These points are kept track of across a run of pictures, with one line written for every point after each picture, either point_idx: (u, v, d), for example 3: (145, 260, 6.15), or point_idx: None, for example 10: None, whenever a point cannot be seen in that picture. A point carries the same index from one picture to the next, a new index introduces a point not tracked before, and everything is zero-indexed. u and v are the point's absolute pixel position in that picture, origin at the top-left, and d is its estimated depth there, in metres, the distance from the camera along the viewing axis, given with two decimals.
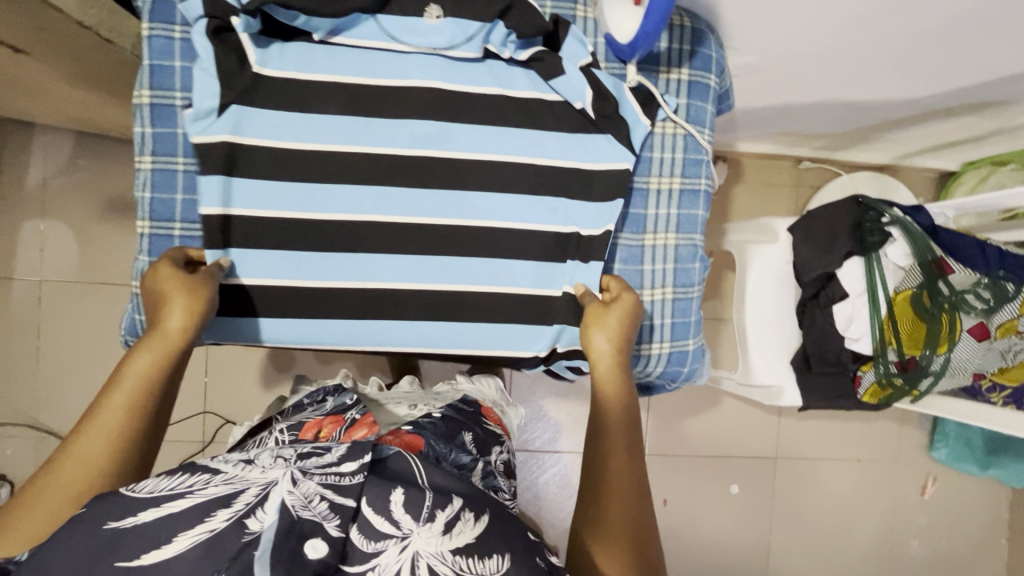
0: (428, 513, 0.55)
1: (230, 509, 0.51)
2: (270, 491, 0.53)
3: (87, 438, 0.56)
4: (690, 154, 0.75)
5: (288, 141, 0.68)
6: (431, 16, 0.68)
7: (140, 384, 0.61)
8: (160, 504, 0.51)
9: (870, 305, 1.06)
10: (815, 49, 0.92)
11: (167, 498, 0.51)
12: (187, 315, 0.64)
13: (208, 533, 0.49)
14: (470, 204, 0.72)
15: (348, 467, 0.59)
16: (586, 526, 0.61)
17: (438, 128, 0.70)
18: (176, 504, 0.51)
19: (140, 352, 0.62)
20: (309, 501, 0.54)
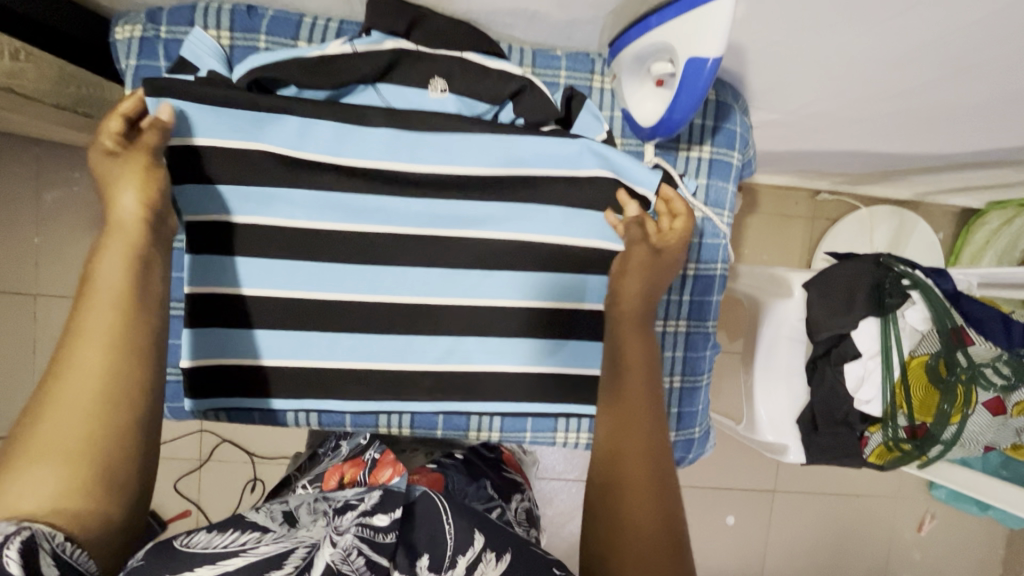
0: (453, 560, 0.55)
1: (281, 574, 0.48)
2: (313, 557, 0.51)
3: (75, 385, 0.48)
4: (706, 239, 0.71)
5: (275, 217, 0.64)
6: (435, 89, 0.64)
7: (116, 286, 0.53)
8: (214, 562, 0.48)
9: (882, 368, 1.02)
10: (845, 108, 0.87)
11: (221, 557, 0.49)
12: (144, 194, 0.56)
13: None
14: (472, 284, 0.68)
15: (381, 520, 0.55)
16: (606, 482, 0.53)
17: (445, 208, 0.66)
18: (230, 563, 0.49)
19: (110, 243, 0.54)
20: (348, 557, 0.52)
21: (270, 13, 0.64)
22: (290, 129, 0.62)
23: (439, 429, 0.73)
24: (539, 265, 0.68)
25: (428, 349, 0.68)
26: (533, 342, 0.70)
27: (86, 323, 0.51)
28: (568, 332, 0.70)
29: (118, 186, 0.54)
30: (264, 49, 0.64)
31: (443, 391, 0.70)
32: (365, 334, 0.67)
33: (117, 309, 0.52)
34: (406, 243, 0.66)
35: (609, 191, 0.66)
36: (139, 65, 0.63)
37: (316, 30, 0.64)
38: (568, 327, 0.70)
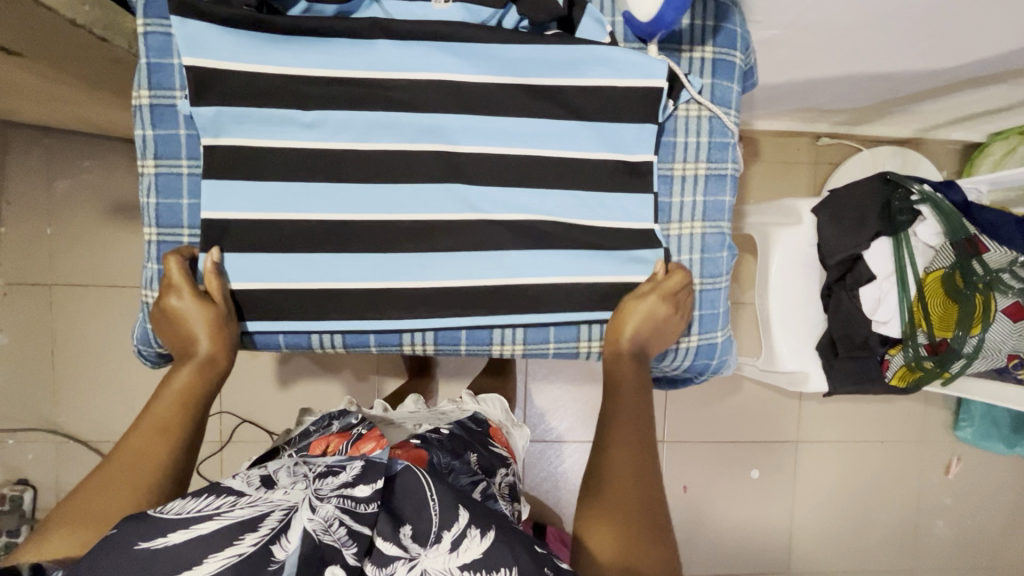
0: (436, 535, 0.53)
1: (256, 534, 0.49)
2: (291, 518, 0.50)
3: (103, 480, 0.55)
4: (715, 137, 0.71)
5: (288, 139, 0.65)
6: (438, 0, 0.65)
7: (183, 393, 0.62)
8: (188, 526, 0.49)
9: (898, 288, 1.04)
10: (842, 20, 0.87)
11: (196, 520, 0.50)
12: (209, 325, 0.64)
13: (238, 557, 0.47)
14: (486, 196, 0.69)
15: (363, 491, 0.54)
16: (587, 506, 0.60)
17: (454, 121, 0.67)
18: (205, 526, 0.49)
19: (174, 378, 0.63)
20: (329, 526, 0.51)
21: None
22: (296, 45, 0.63)
23: (462, 346, 0.73)
24: (553, 173, 0.69)
25: (448, 265, 0.69)
26: (549, 251, 0.70)
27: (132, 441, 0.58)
28: (597, 245, 0.70)
29: (194, 325, 0.63)
30: None
31: (466, 307, 0.70)
32: (385, 251, 0.68)
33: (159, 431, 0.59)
34: (420, 158, 0.67)
35: (614, 93, 0.67)
36: None
37: None
38: (590, 234, 0.70)
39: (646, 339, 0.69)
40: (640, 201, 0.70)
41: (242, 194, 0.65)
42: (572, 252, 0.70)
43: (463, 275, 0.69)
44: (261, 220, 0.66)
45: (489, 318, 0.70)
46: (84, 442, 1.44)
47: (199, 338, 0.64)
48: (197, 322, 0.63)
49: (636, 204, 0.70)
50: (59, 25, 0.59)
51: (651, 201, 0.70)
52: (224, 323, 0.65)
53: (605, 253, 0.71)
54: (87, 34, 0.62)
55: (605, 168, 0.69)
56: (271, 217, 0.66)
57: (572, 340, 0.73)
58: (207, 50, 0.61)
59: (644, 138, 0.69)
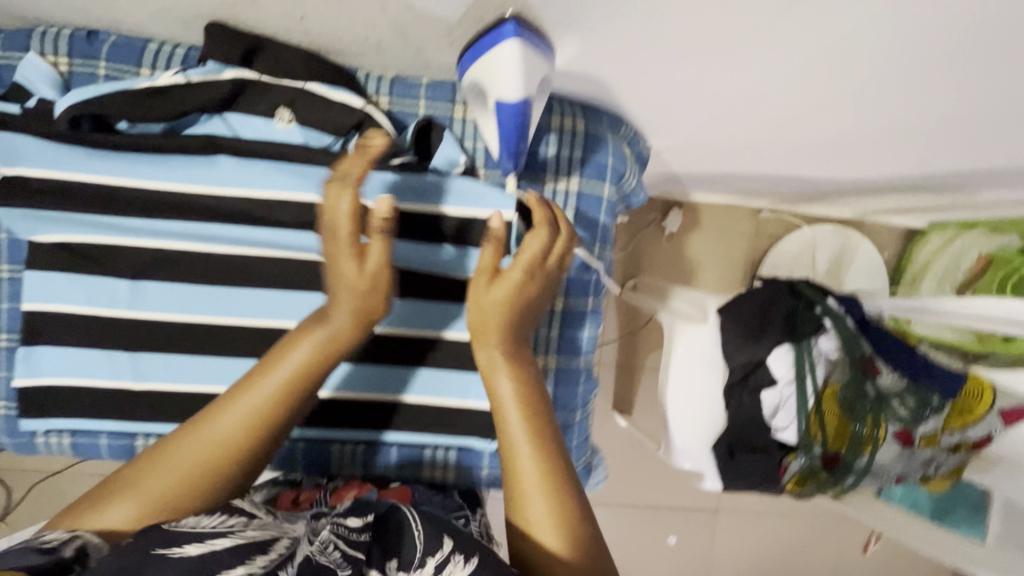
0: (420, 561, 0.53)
1: (267, 557, 0.47)
2: (293, 547, 0.51)
3: (190, 447, 0.55)
4: (574, 272, 0.73)
5: (111, 238, 0.61)
6: (282, 119, 0.62)
7: (299, 372, 0.59)
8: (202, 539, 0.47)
9: (797, 395, 1.01)
10: (743, 136, 0.85)
11: (211, 535, 0.48)
12: (354, 310, 0.60)
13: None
14: (324, 306, 0.66)
15: (354, 523, 0.58)
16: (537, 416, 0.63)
17: (296, 237, 0.64)
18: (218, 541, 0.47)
19: (301, 342, 0.60)
20: (324, 549, 0.52)
21: (113, 39, 0.62)
22: (126, 159, 0.60)
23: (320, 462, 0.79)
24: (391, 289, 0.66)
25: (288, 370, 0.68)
26: (404, 363, 0.76)
27: (256, 395, 0.57)
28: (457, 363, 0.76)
29: (342, 299, 0.60)
30: (104, 75, 0.62)
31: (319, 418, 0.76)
32: (218, 354, 0.64)
33: (284, 390, 0.58)
34: (257, 271, 0.64)
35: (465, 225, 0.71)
36: None
37: (159, 58, 0.62)
38: (445, 345, 0.75)
39: (514, 324, 0.64)
40: None
41: (51, 289, 0.62)
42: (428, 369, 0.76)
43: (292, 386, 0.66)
44: (72, 313, 0.62)
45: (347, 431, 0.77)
46: None
47: (337, 316, 0.60)
48: (343, 296, 0.60)
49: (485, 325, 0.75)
50: None
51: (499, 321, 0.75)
52: (364, 308, 0.60)
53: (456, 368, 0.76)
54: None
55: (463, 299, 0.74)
56: (85, 311, 0.62)
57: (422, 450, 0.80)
58: (26, 159, 0.59)
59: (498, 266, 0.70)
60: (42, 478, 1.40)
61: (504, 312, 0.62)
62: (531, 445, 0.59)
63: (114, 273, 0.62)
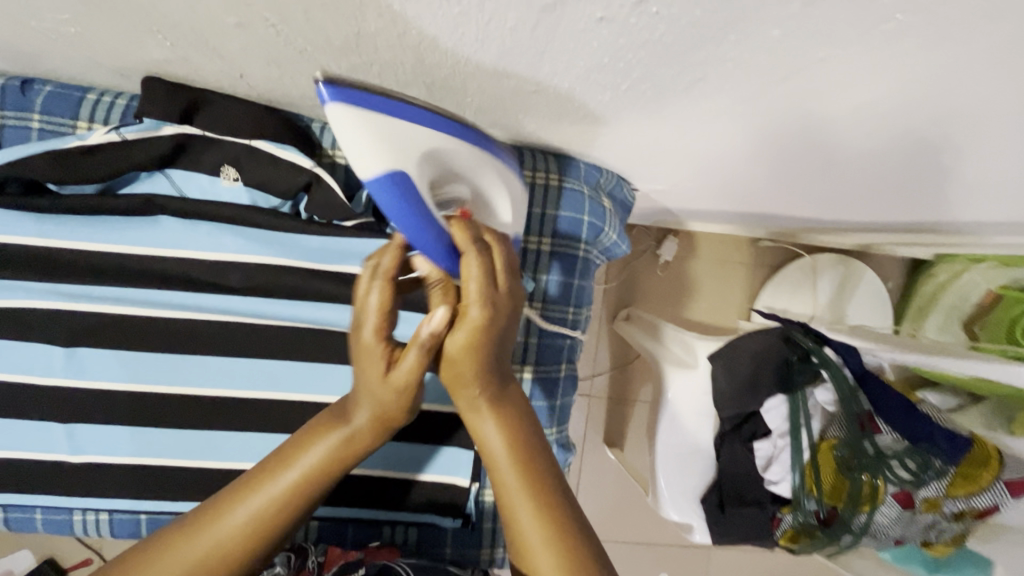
0: None
1: None
2: None
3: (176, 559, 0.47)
4: (544, 339, 0.69)
5: (41, 302, 0.58)
6: (227, 177, 0.58)
7: (305, 477, 0.50)
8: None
9: (792, 447, 0.97)
10: (736, 183, 0.80)
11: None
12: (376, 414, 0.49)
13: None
14: (276, 374, 0.61)
15: None
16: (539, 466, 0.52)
17: (247, 302, 0.60)
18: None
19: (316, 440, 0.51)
20: None
21: (48, 88, 0.58)
22: (65, 222, 0.57)
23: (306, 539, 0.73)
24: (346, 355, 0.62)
25: (234, 446, 0.61)
26: (403, 440, 0.75)
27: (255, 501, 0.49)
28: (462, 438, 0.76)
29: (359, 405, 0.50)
30: (38, 129, 0.59)
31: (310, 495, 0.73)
32: (156, 425, 0.60)
33: (287, 500, 0.50)
34: (202, 339, 0.60)
35: None
36: None
37: (98, 108, 0.59)
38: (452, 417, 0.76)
39: (492, 358, 0.50)
40: None
41: None
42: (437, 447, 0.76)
43: (246, 459, 0.62)
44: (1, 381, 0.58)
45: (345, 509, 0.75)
46: None
47: (355, 417, 0.50)
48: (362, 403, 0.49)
49: None
50: None
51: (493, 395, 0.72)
52: (388, 419, 0.50)
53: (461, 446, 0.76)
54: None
55: None
56: (13, 379, 0.58)
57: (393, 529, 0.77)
58: None
59: None
60: None
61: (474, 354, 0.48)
62: (539, 510, 0.49)
63: (46, 340, 0.58)
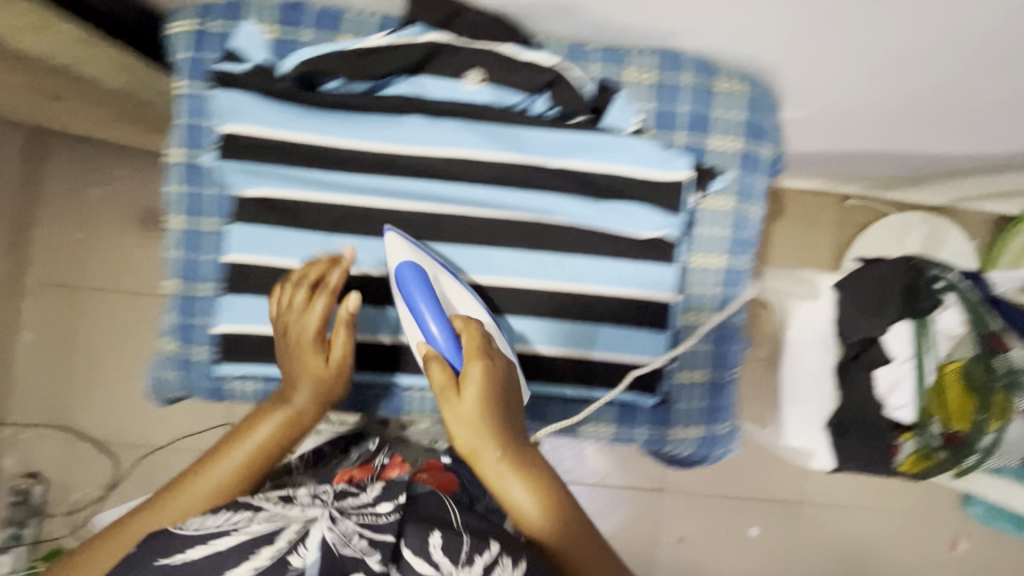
0: None
1: None
2: None
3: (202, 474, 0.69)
4: (735, 233, 0.77)
5: (310, 192, 0.74)
6: (471, 80, 0.72)
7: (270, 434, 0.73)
8: (205, 541, 0.60)
9: (915, 372, 1.01)
10: (875, 108, 0.86)
11: (214, 536, 0.61)
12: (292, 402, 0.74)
13: (253, 571, 0.58)
14: (509, 263, 0.75)
15: None
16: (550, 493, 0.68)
17: (476, 193, 0.74)
18: (221, 542, 0.60)
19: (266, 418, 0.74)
20: None
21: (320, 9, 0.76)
22: (336, 117, 0.73)
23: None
24: (549, 239, 0.74)
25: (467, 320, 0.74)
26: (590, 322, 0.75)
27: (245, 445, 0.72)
28: (641, 322, 0.75)
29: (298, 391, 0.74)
30: (308, 40, 0.76)
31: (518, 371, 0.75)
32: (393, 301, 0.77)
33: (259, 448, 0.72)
34: (443, 223, 0.75)
35: (643, 181, 0.73)
36: (194, 58, 0.75)
37: (361, 25, 0.75)
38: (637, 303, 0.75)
39: (497, 415, 0.67)
40: (660, 275, 0.75)
41: (255, 238, 0.75)
42: (618, 331, 0.75)
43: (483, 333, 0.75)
44: (269, 266, 0.76)
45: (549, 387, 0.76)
46: (94, 441, 1.47)
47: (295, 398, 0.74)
48: (306, 382, 0.74)
49: (657, 278, 0.75)
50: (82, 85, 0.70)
51: (669, 274, 0.75)
52: (301, 404, 0.74)
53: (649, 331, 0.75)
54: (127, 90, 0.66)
55: (653, 265, 0.74)
56: (281, 262, 0.75)
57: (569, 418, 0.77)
58: (246, 117, 0.73)
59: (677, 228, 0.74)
60: (150, 453, 1.47)
61: (481, 414, 0.66)
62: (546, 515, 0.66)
63: (308, 226, 0.75)
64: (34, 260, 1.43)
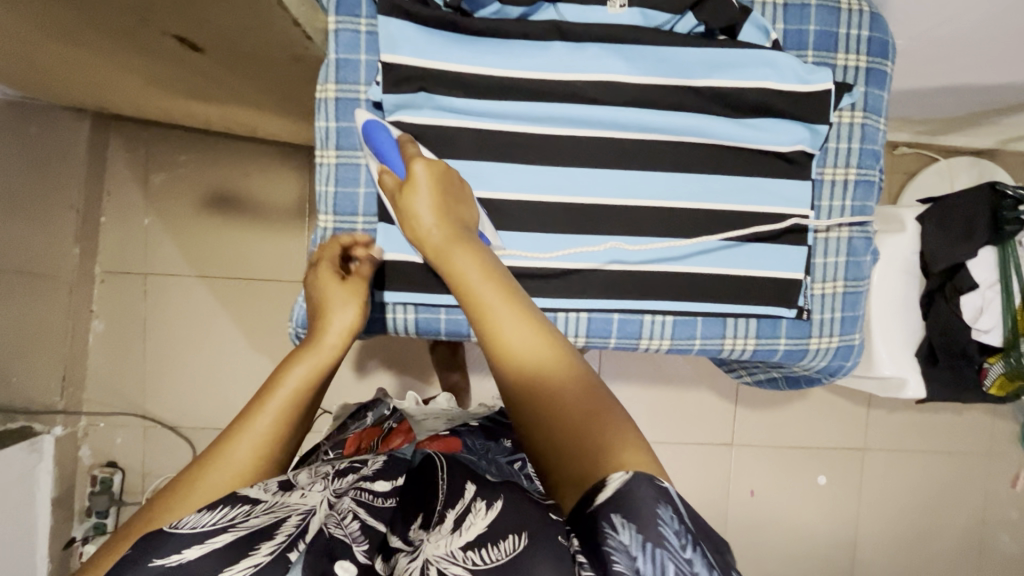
0: None
1: None
2: None
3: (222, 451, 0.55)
4: (866, 144, 0.75)
5: (458, 124, 0.68)
6: (614, 5, 0.69)
7: (301, 383, 0.60)
8: (203, 540, 0.47)
9: (1003, 296, 1.05)
10: (969, 29, 0.89)
11: (209, 534, 0.47)
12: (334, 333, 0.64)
13: (253, 568, 0.46)
14: (659, 188, 0.71)
15: None
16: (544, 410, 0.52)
17: (624, 116, 0.70)
18: (218, 540, 0.47)
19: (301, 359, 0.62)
20: None
21: None
22: (474, 46, 0.67)
23: (640, 339, 0.75)
24: (698, 161, 0.71)
25: (606, 249, 0.71)
26: (739, 241, 0.72)
27: (263, 411, 0.57)
28: (803, 238, 0.74)
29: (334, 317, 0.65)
30: None
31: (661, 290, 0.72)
32: (538, 232, 0.70)
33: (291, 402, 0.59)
34: (582, 153, 0.70)
35: (791, 97, 0.70)
36: None
37: None
38: (797, 219, 0.73)
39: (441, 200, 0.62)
40: (800, 191, 0.73)
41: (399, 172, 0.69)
42: (780, 249, 0.73)
43: (622, 261, 0.71)
44: None
45: (696, 305, 0.73)
46: (170, 427, 1.47)
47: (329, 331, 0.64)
48: (341, 317, 0.65)
49: (797, 195, 0.73)
50: (221, 39, 0.69)
51: (809, 189, 0.73)
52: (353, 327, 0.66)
53: (802, 245, 0.74)
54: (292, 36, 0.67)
55: (800, 185, 0.73)
56: None
57: (718, 336, 0.75)
58: (402, 48, 0.66)
59: (814, 140, 0.72)
60: None
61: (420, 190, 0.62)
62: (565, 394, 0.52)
63: (458, 159, 0.69)
64: (103, 247, 1.43)
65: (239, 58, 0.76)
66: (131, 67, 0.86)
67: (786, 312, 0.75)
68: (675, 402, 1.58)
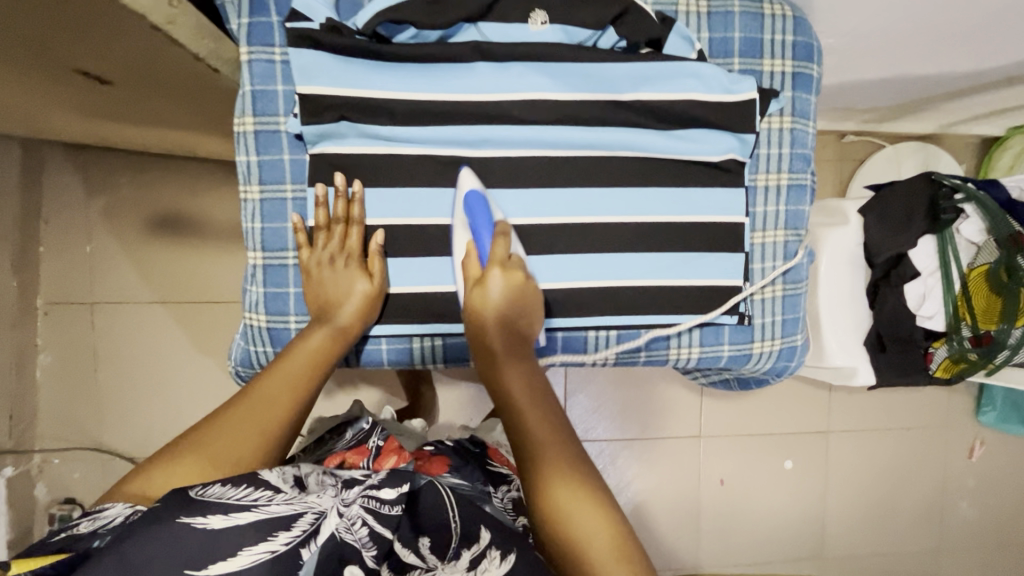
0: None
1: None
2: None
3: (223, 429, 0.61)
4: (797, 148, 0.75)
5: (383, 149, 0.67)
6: (535, 23, 0.68)
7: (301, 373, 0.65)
8: (227, 512, 0.53)
9: (943, 283, 1.08)
10: (893, 24, 0.91)
11: (236, 508, 0.53)
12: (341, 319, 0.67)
13: (270, 553, 0.51)
14: (594, 204, 0.71)
15: None
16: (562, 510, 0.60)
17: (553, 133, 0.69)
18: (242, 516, 0.53)
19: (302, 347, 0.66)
20: None
21: None
22: (395, 70, 0.66)
23: (586, 355, 0.75)
24: (632, 175, 0.71)
25: (544, 268, 0.71)
26: (677, 252, 0.73)
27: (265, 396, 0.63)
28: (741, 245, 0.74)
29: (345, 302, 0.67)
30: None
31: (602, 305, 0.72)
32: None
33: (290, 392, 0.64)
34: (514, 172, 0.69)
35: (719, 108, 0.70)
36: (253, 21, 0.66)
37: None
38: (734, 227, 0.74)
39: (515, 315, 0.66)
40: (734, 199, 0.73)
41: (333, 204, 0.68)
42: (719, 258, 0.74)
43: (560, 279, 0.71)
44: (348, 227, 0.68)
45: (639, 318, 0.73)
46: (129, 458, 1.43)
47: (343, 310, 0.67)
48: (351, 296, 0.67)
49: (733, 203, 0.73)
50: (129, 71, 0.67)
51: (743, 197, 0.73)
52: (366, 311, 0.68)
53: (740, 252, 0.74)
54: (202, 66, 0.65)
55: (734, 193, 0.73)
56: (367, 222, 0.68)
57: (662, 347, 0.76)
58: (318, 77, 0.64)
59: (744, 148, 0.72)
60: None
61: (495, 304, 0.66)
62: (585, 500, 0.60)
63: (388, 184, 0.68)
64: (45, 278, 1.37)
65: (155, 88, 0.73)
66: (45, 99, 0.82)
67: (727, 318, 0.75)
68: (643, 398, 1.59)
